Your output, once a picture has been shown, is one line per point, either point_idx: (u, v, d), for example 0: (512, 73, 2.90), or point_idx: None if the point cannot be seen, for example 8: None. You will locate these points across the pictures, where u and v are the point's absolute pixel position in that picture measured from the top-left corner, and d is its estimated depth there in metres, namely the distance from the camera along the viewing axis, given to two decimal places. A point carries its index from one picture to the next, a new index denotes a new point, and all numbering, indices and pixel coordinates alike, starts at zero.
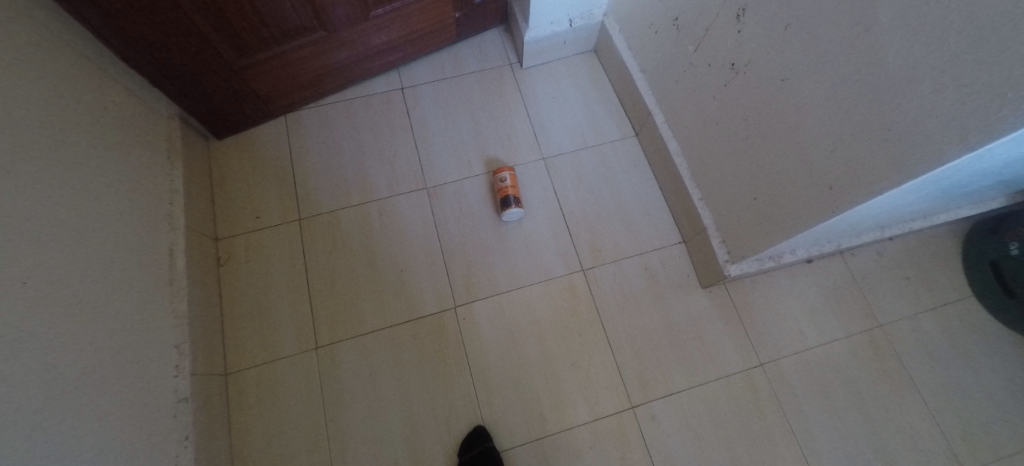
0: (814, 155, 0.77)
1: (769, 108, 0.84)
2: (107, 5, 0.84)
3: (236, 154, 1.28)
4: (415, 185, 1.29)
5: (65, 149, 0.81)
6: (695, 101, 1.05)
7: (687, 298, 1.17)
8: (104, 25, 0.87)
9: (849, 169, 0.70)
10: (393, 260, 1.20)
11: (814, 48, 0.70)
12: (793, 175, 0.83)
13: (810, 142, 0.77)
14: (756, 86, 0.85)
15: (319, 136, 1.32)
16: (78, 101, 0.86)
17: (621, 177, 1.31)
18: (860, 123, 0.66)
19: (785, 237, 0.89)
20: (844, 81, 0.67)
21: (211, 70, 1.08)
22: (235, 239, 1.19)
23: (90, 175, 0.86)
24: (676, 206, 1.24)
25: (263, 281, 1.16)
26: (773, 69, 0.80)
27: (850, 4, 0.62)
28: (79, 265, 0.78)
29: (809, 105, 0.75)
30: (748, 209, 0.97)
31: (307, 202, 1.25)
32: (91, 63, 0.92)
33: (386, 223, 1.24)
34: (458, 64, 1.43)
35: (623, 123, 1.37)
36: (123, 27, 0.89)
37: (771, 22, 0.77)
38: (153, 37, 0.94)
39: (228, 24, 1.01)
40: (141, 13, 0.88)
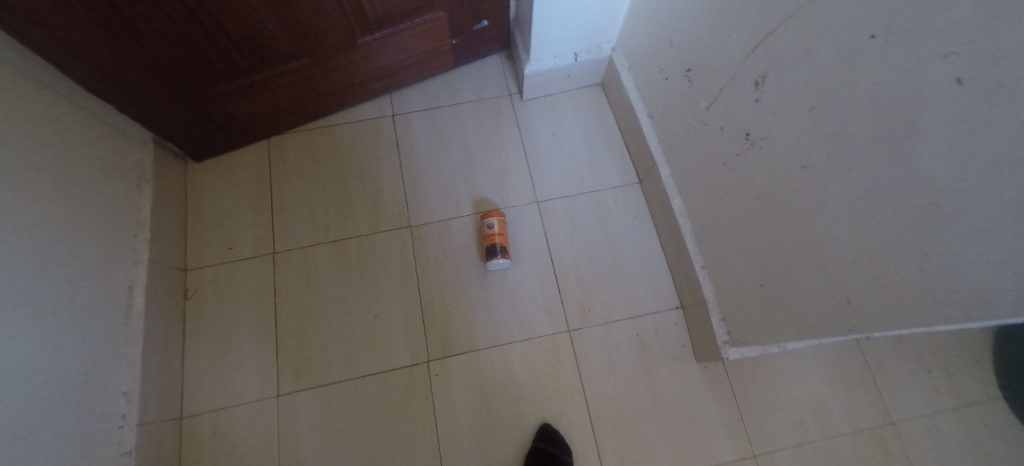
0: (832, 259, 0.67)
1: (784, 194, 0.73)
2: (63, 35, 0.77)
3: (215, 178, 1.22)
4: (398, 222, 1.21)
5: (23, 190, 0.76)
6: (704, 164, 0.94)
7: (680, 372, 1.08)
8: (61, 56, 0.81)
9: (873, 289, 0.61)
10: (368, 304, 1.13)
11: (839, 142, 0.60)
12: (806, 272, 0.73)
13: (828, 245, 0.67)
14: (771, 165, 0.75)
15: (303, 162, 1.25)
16: (37, 134, 0.80)
17: (620, 228, 1.21)
18: (892, 242, 0.56)
19: (793, 336, 0.80)
20: (874, 189, 0.56)
21: (185, 98, 1.02)
22: (204, 271, 1.13)
23: (47, 214, 0.80)
24: (676, 267, 1.14)
25: (230, 319, 1.10)
26: (791, 153, 0.70)
27: (889, 104, 0.52)
28: (27, 320, 0.74)
29: (829, 203, 0.65)
30: (754, 295, 0.88)
31: (283, 235, 1.18)
32: (51, 91, 0.85)
33: (364, 263, 1.17)
34: (455, 92, 1.35)
35: (627, 168, 1.27)
36: (83, 57, 0.83)
37: (792, 100, 0.67)
38: (117, 67, 0.87)
39: (203, 54, 0.94)
40: (102, 43, 0.81)
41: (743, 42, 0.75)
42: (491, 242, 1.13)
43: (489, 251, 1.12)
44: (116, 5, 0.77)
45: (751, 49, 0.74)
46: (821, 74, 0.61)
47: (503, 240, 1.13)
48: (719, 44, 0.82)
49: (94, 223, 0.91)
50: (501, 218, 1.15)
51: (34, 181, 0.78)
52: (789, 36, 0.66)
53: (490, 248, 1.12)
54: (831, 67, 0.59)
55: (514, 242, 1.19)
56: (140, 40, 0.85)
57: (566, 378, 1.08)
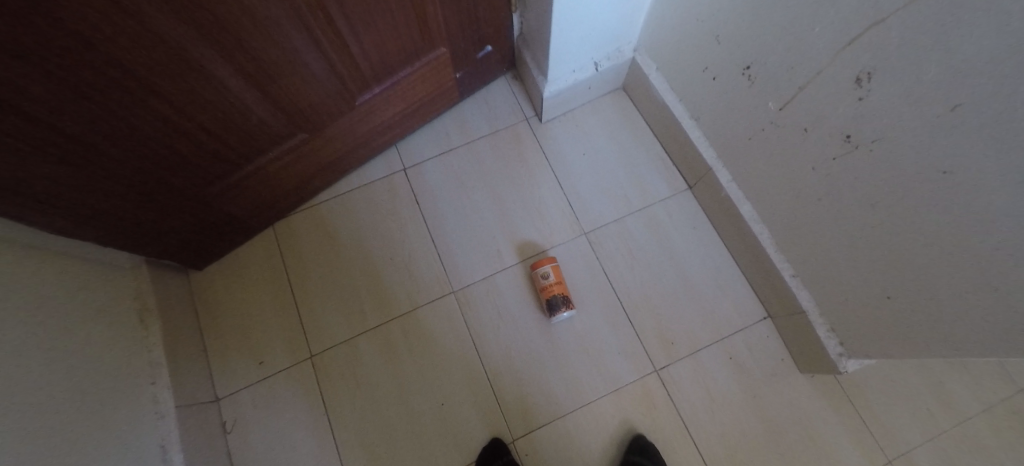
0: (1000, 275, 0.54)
1: (914, 201, 0.62)
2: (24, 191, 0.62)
3: (224, 285, 1.06)
4: (441, 289, 1.08)
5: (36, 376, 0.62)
6: (782, 167, 0.83)
7: (786, 389, 0.97)
8: (28, 213, 0.66)
9: None
10: (430, 392, 1.01)
11: (1016, 143, 0.46)
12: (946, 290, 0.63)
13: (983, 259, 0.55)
14: (893, 171, 0.62)
15: (317, 246, 1.10)
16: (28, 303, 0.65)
17: (682, 243, 1.10)
18: None
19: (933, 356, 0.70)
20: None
21: (173, 210, 0.87)
22: (238, 396, 0.98)
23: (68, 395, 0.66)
24: (756, 275, 1.03)
25: (281, 445, 0.95)
26: (927, 158, 0.57)
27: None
28: None
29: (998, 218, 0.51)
30: (873, 307, 0.76)
31: (316, 333, 1.04)
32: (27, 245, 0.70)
33: (414, 345, 1.04)
34: (466, 129, 1.21)
35: (671, 175, 1.16)
36: (51, 206, 0.67)
37: (920, 97, 0.54)
38: (91, 202, 0.72)
39: (185, 160, 0.80)
40: (70, 182, 0.66)
41: (828, 35, 0.63)
42: (549, 294, 1.01)
43: (549, 305, 1.01)
44: (72, 134, 0.61)
45: (849, 43, 0.61)
46: (974, 64, 0.47)
47: (562, 288, 1.02)
48: (789, 37, 0.70)
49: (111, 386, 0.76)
50: (554, 264, 1.03)
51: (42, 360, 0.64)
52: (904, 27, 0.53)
53: (549, 301, 1.01)
54: (986, 56, 0.46)
55: (571, 285, 1.07)
56: (114, 165, 0.70)
57: (668, 426, 0.96)
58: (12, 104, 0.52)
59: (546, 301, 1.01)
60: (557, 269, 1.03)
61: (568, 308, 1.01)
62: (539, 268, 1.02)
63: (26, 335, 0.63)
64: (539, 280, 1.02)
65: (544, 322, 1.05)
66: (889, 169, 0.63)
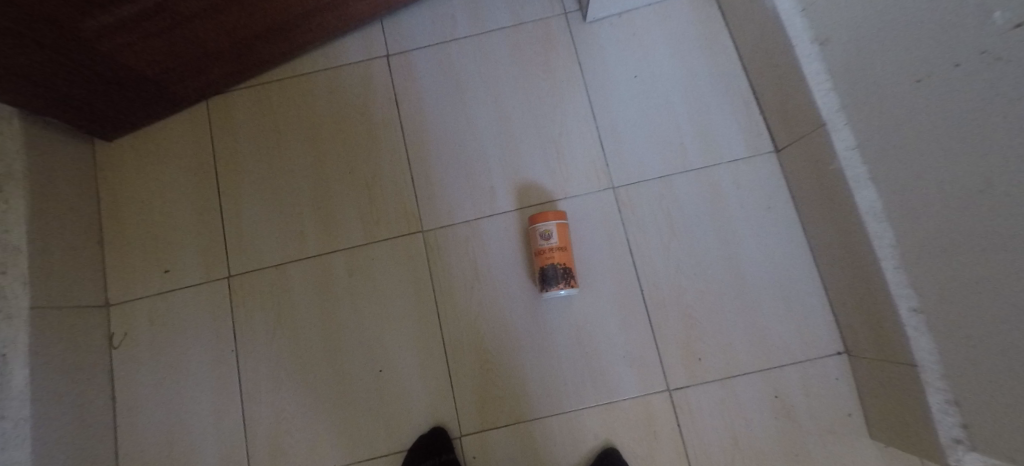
0: None
1: None
2: None
3: (139, 167, 0.83)
4: (405, 225, 0.80)
5: None
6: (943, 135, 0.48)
7: (843, 456, 0.69)
8: None
9: None
10: (366, 353, 0.76)
11: None
12: None
13: None
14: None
15: (259, 139, 0.84)
16: None
17: (747, 227, 0.78)
18: None
19: None
20: None
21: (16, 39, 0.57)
22: (134, 307, 0.78)
23: None
24: (846, 294, 0.71)
25: (175, 376, 0.76)
26: None
27: None
28: None
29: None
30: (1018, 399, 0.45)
31: (239, 248, 0.80)
32: None
33: (359, 291, 0.78)
34: (479, 15, 0.87)
35: (754, 128, 0.81)
36: None
37: None
38: None
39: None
40: None
41: None
42: (545, 262, 0.73)
43: (543, 277, 0.73)
44: None
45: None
46: None
47: (566, 258, 0.73)
48: None
49: None
50: (561, 221, 0.73)
51: None
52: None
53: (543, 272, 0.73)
54: None
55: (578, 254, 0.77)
56: None
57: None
58: None
59: (539, 271, 0.73)
60: (564, 230, 0.74)
61: (569, 286, 0.72)
62: (540, 224, 0.73)
63: None
64: (536, 240, 0.74)
65: (532, 295, 0.77)
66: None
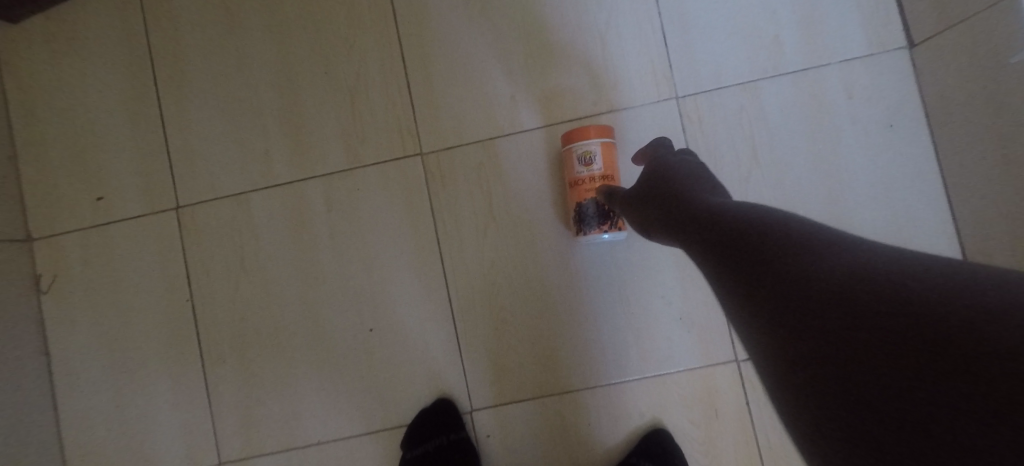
0: None
1: None
2: None
3: (51, 61, 0.64)
4: (398, 144, 0.61)
5: None
6: None
7: None
8: None
9: None
10: (353, 307, 0.61)
11: None
12: None
13: None
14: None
15: (203, 26, 0.63)
16: None
17: (857, 153, 0.58)
18: None
19: None
20: None
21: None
22: (62, 242, 0.62)
23: None
24: (999, 245, 0.52)
25: (119, 329, 0.62)
26: None
27: None
28: None
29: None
30: None
31: (187, 172, 0.62)
32: None
33: (340, 229, 0.61)
34: None
35: (881, 14, 0.58)
36: None
37: None
38: None
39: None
40: None
41: None
42: (583, 197, 0.54)
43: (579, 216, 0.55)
44: None
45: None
46: None
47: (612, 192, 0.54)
48: None
49: None
50: (607, 140, 0.53)
51: None
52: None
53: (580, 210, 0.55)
54: None
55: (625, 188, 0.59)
56: None
57: (730, 455, 0.56)
58: None
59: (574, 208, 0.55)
60: (612, 153, 0.54)
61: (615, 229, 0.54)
62: (577, 144, 0.54)
63: None
64: (571, 167, 0.54)
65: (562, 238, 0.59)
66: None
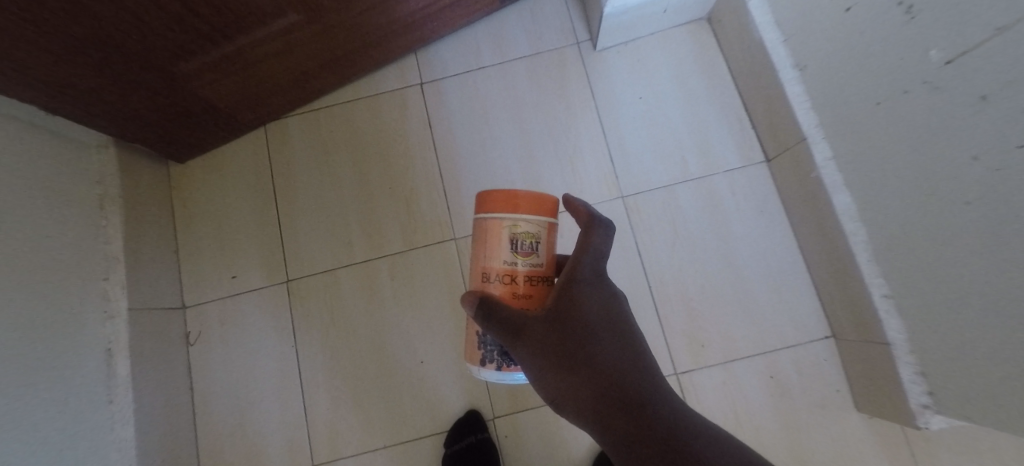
0: None
1: None
2: None
3: (205, 185, 0.96)
4: (440, 232, 0.91)
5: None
6: (905, 149, 0.61)
7: (831, 427, 0.80)
8: None
9: None
10: (409, 346, 0.87)
11: None
12: None
13: None
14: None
15: (310, 160, 0.96)
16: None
17: (742, 229, 0.88)
18: None
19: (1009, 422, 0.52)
20: None
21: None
22: (206, 308, 0.90)
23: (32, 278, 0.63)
24: (831, 287, 0.81)
25: (242, 368, 0.87)
26: None
27: None
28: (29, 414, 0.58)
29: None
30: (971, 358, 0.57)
31: (295, 257, 0.92)
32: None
33: (401, 291, 0.89)
34: (501, 46, 0.98)
35: (747, 142, 0.92)
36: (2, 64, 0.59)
37: None
38: (46, 67, 0.63)
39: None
40: (11, 43, 0.56)
41: None
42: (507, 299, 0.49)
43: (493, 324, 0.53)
44: None
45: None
46: None
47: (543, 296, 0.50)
48: None
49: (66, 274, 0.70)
50: (542, 222, 0.48)
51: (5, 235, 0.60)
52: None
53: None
54: None
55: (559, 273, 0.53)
56: (66, 27, 0.59)
57: None
58: None
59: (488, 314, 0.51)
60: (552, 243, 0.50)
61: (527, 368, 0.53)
62: (510, 221, 0.47)
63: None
64: (500, 245, 0.48)
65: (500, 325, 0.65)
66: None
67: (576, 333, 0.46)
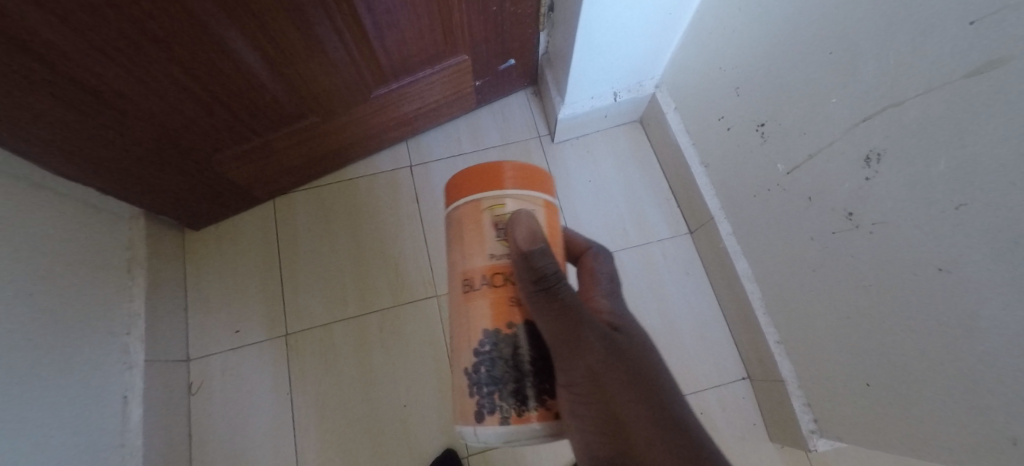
0: (941, 360, 0.57)
1: (897, 280, 0.62)
2: (51, 137, 0.70)
3: (216, 249, 1.09)
4: (424, 290, 1.07)
5: (39, 305, 0.72)
6: (776, 229, 0.84)
7: (751, 456, 0.95)
8: (56, 159, 0.74)
9: (976, 387, 0.53)
10: (393, 391, 0.99)
11: (994, 237, 0.49)
12: (902, 377, 0.63)
13: (941, 340, 0.57)
14: (924, 251, 0.57)
15: (312, 228, 1.12)
16: (37, 238, 0.74)
17: (673, 288, 1.08)
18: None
19: (875, 435, 0.70)
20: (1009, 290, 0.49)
21: (141, 55, 0.65)
22: (209, 359, 1.00)
23: (64, 331, 0.75)
24: (743, 336, 1.00)
25: (239, 415, 0.96)
26: (908, 252, 0.60)
27: None
28: (50, 453, 0.67)
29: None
30: (838, 389, 0.76)
31: (294, 312, 1.04)
32: (44, 188, 0.78)
33: (388, 342, 1.03)
34: (478, 136, 1.21)
35: (674, 217, 1.15)
36: (77, 152, 0.75)
37: (910, 189, 0.58)
38: (111, 155, 0.79)
39: (217, 30, 0.68)
40: (91, 134, 0.73)
41: (846, 109, 0.65)
42: (508, 299, 0.45)
43: (497, 357, 0.43)
44: (91, 88, 0.66)
45: (891, 104, 0.59)
46: (985, 166, 0.49)
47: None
48: (817, 99, 0.70)
49: (92, 325, 0.81)
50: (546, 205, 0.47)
51: (43, 294, 0.73)
52: (964, 89, 0.50)
53: (501, 336, 0.44)
54: (989, 166, 0.49)
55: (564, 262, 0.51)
56: (135, 126, 0.76)
57: None
58: (35, 49, 0.57)
59: (490, 329, 0.44)
60: (552, 228, 0.47)
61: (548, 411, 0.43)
62: (504, 196, 0.45)
63: (33, 275, 0.71)
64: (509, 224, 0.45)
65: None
66: (905, 247, 0.60)
67: (633, 360, 0.43)
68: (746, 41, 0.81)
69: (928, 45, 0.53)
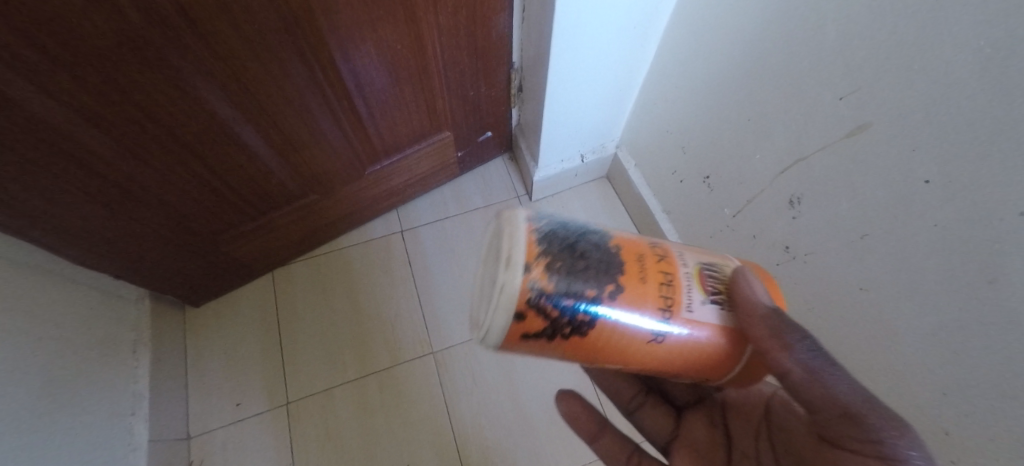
0: (876, 369, 0.67)
1: (833, 302, 0.72)
2: (76, 230, 0.76)
3: (216, 324, 1.13)
4: (420, 348, 1.12)
5: (57, 390, 0.75)
6: None
7: None
8: (76, 250, 0.80)
9: (907, 389, 0.62)
10: (395, 452, 1.01)
11: (892, 261, 0.61)
12: None
13: (873, 351, 0.67)
14: (847, 275, 0.69)
15: (310, 296, 1.18)
16: (58, 326, 0.79)
17: None
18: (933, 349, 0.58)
19: None
20: (911, 302, 0.59)
21: (167, 153, 0.75)
22: (210, 435, 1.01)
23: (77, 413, 0.77)
24: None
25: None
26: (835, 277, 0.71)
27: (930, 243, 0.56)
28: None
29: (971, 333, 0.53)
30: None
31: (295, 380, 1.07)
32: (58, 275, 0.82)
33: (388, 403, 1.06)
34: (462, 200, 1.33)
35: None
36: (97, 243, 0.81)
37: (826, 224, 0.70)
38: (127, 242, 0.85)
39: (234, 128, 0.79)
40: (112, 224, 0.80)
41: (769, 162, 0.79)
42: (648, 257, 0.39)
43: (575, 236, 0.38)
44: (119, 183, 0.74)
45: (799, 157, 0.73)
46: (871, 204, 0.62)
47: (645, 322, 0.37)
48: (744, 155, 0.85)
49: (101, 406, 0.83)
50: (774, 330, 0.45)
51: (60, 379, 0.76)
52: (847, 145, 0.64)
53: (604, 248, 0.38)
54: (875, 204, 0.62)
55: (685, 348, 0.40)
56: (152, 213, 0.84)
57: None
58: (76, 155, 0.66)
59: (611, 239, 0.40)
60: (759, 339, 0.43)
61: (529, 274, 0.33)
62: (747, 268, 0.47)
63: (51, 361, 0.75)
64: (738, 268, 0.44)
65: (580, 396, 0.67)
66: (832, 274, 0.71)
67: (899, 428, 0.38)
68: (684, 107, 0.97)
69: (814, 114, 0.68)
